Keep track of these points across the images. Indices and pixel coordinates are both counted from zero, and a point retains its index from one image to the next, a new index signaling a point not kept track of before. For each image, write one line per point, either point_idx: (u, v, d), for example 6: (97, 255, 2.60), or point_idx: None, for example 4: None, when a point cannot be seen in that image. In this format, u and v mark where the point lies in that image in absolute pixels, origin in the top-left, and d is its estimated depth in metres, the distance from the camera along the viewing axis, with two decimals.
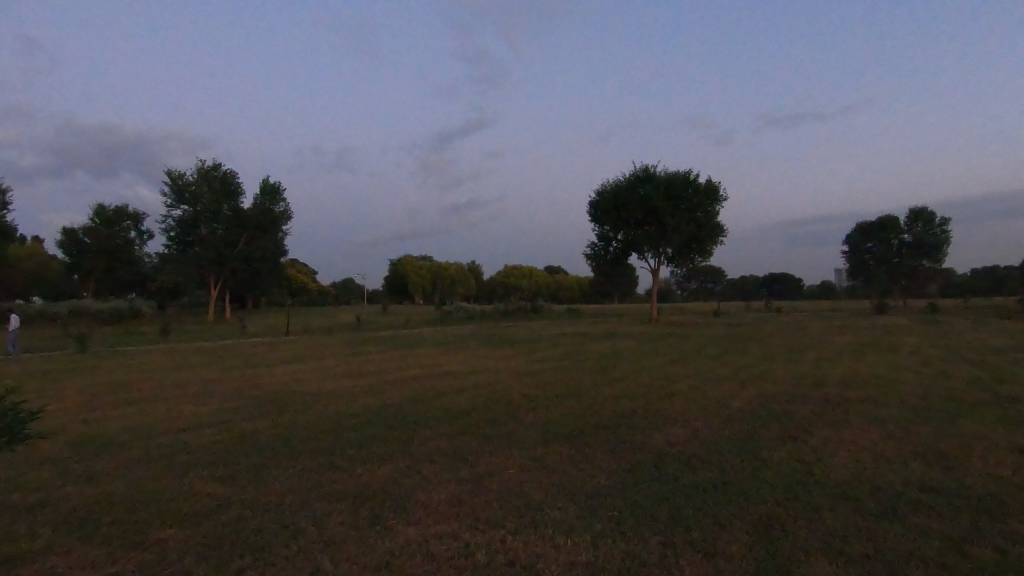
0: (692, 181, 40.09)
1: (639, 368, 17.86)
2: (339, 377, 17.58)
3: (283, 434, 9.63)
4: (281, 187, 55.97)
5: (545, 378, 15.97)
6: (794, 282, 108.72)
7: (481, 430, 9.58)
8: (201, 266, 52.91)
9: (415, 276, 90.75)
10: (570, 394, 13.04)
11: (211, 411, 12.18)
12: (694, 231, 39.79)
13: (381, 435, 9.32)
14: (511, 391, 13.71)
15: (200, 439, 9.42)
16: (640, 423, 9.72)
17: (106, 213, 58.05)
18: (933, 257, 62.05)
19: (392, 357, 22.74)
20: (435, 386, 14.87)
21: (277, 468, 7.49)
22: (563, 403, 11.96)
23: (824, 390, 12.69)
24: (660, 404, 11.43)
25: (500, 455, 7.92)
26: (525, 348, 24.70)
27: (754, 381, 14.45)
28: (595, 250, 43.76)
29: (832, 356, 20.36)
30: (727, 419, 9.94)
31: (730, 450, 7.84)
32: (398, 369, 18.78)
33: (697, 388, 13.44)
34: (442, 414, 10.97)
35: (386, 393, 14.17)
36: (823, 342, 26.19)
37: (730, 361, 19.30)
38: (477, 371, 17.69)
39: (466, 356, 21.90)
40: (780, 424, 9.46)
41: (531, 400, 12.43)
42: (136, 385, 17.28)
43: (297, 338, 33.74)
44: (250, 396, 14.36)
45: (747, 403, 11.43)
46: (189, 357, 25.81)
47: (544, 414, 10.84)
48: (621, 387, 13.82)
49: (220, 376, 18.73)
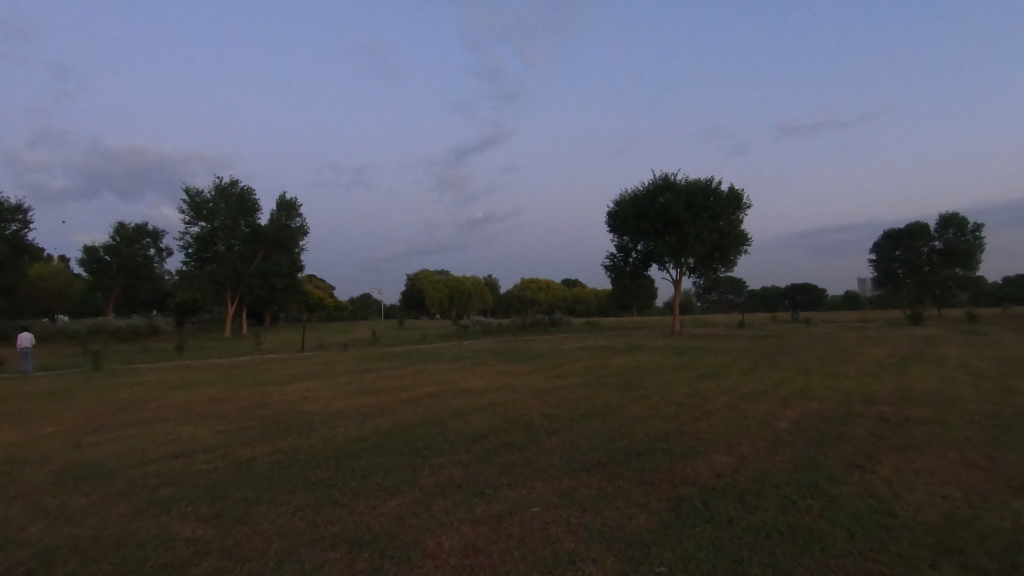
0: (713, 189, 39.01)
1: (667, 385, 16.72)
2: (349, 396, 16.76)
3: (282, 462, 8.81)
4: (297, 203, 56.09)
5: (567, 395, 14.99)
6: (818, 292, 106.07)
7: (499, 456, 8.65)
8: (218, 283, 52.95)
9: (432, 290, 90.17)
10: (595, 414, 12.05)
11: (211, 435, 11.41)
12: (716, 241, 38.58)
13: (387, 463, 8.40)
14: (531, 411, 12.75)
15: (194, 467, 8.65)
16: (676, 447, 8.72)
17: (126, 232, 58.48)
18: (966, 265, 59.84)
19: (406, 374, 21.83)
20: (449, 406, 13.95)
21: (269, 505, 6.64)
22: (587, 424, 10.99)
23: (877, 409, 11.50)
24: (697, 425, 10.37)
25: (521, 488, 6.95)
26: (545, 363, 23.68)
27: (797, 398, 13.26)
28: (614, 261, 42.77)
29: (874, 369, 19.01)
30: (776, 443, 8.87)
31: (788, 483, 6.78)
32: (412, 387, 17.93)
33: (734, 407, 12.32)
34: (458, 438, 10.05)
35: (398, 413, 13.30)
36: (860, 354, 24.76)
37: (765, 376, 18.07)
38: (494, 389, 16.69)
39: (484, 373, 20.94)
40: (838, 449, 8.36)
41: (553, 421, 11.45)
42: (142, 405, 16.67)
43: (312, 355, 33.10)
44: (255, 417, 13.63)
45: (795, 424, 10.32)
46: (200, 375, 25.20)
47: (568, 437, 9.85)
48: (651, 406, 12.75)
49: (228, 395, 18.06)
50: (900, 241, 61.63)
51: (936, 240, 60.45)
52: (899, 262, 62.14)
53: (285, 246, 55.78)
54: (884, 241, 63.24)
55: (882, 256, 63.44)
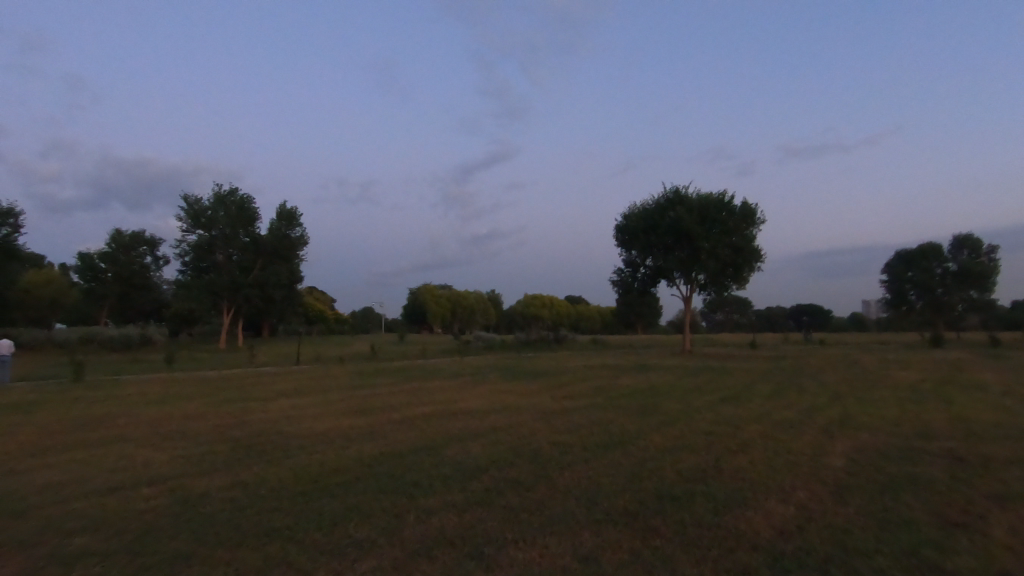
0: (726, 203, 37.60)
1: (688, 408, 15.17)
2: (336, 416, 15.19)
3: (239, 500, 7.29)
4: (298, 212, 54.87)
5: (578, 420, 13.45)
6: (823, 312, 104.38)
7: (504, 499, 7.12)
8: (214, 293, 51.63)
9: (434, 305, 88.69)
10: (614, 443, 10.52)
11: (168, 461, 9.88)
12: (729, 256, 37.16)
13: (365, 506, 6.86)
14: (540, 438, 11.20)
15: (129, 506, 7.08)
16: (718, 490, 7.19)
17: (123, 239, 57.24)
18: (981, 287, 58.27)
19: (401, 392, 20.22)
20: (445, 430, 12.43)
21: (203, 568, 5.11)
22: (605, 455, 9.45)
23: (941, 444, 9.94)
24: (736, 460, 8.84)
25: (531, 548, 5.41)
26: (551, 382, 22.17)
27: (841, 428, 11.69)
28: (621, 277, 41.37)
29: (911, 396, 17.44)
30: (840, 487, 7.33)
31: (878, 551, 5.22)
32: (408, 406, 16.38)
33: (773, 437, 10.74)
34: (452, 471, 8.50)
35: (389, 437, 11.76)
36: (886, 379, 23.15)
37: (792, 401, 16.51)
38: (497, 410, 15.17)
39: (485, 391, 19.38)
40: (921, 497, 6.84)
41: (566, 451, 9.95)
42: (109, 422, 15.14)
43: (307, 368, 31.62)
44: (228, 439, 12.09)
45: (854, 461, 8.77)
46: (184, 389, 23.69)
47: (584, 473, 8.33)
48: (676, 435, 11.23)
49: (207, 412, 16.54)
50: (913, 262, 59.97)
51: (950, 261, 58.91)
52: (911, 283, 60.39)
53: (285, 257, 54.59)
54: (895, 261, 61.65)
55: (893, 277, 61.71)
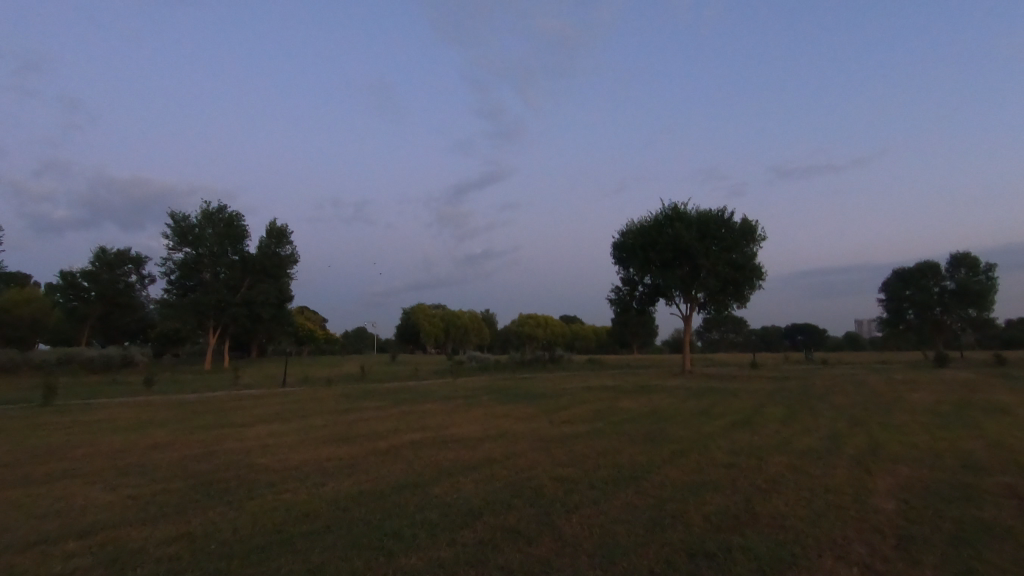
0: (725, 220, 36.80)
1: (700, 436, 14.01)
2: (315, 445, 13.88)
3: (179, 560, 6.03)
4: (288, 230, 53.73)
5: (582, 449, 12.24)
6: (818, 332, 103.74)
7: (503, 557, 5.92)
8: (200, 312, 50.14)
9: (427, 324, 87.27)
10: (625, 479, 9.31)
11: (114, 504, 8.56)
12: (729, 274, 36.25)
13: (333, 569, 5.64)
14: (542, 472, 9.98)
15: (41, 572, 5.80)
16: (759, 546, 6.00)
17: (107, 257, 55.95)
18: (980, 306, 57.12)
19: (390, 417, 18.90)
20: (436, 461, 11.19)
21: None
22: (618, 495, 8.27)
23: (995, 479, 8.87)
24: (770, 501, 7.66)
25: None
26: (550, 405, 20.92)
27: (875, 460, 10.58)
28: (619, 295, 40.31)
29: (935, 420, 16.31)
30: (905, 541, 6.15)
31: None
32: (394, 433, 15.08)
33: (803, 471, 9.61)
34: (439, 517, 7.25)
35: (370, 472, 10.44)
36: (901, 401, 22.04)
37: (809, 426, 15.36)
38: (490, 438, 13.92)
39: (479, 416, 18.05)
40: (1006, 558, 5.70)
41: (572, 489, 8.76)
42: (63, 452, 13.72)
43: (292, 390, 30.21)
44: (189, 475, 10.74)
45: (905, 502, 7.66)
46: (158, 413, 22.23)
47: (594, 519, 7.13)
48: (693, 468, 10.05)
49: (175, 441, 15.14)
50: (910, 280, 59.39)
51: (947, 279, 58.08)
52: (909, 301, 59.52)
53: (274, 275, 53.30)
54: (893, 280, 61.15)
55: (890, 295, 60.93)
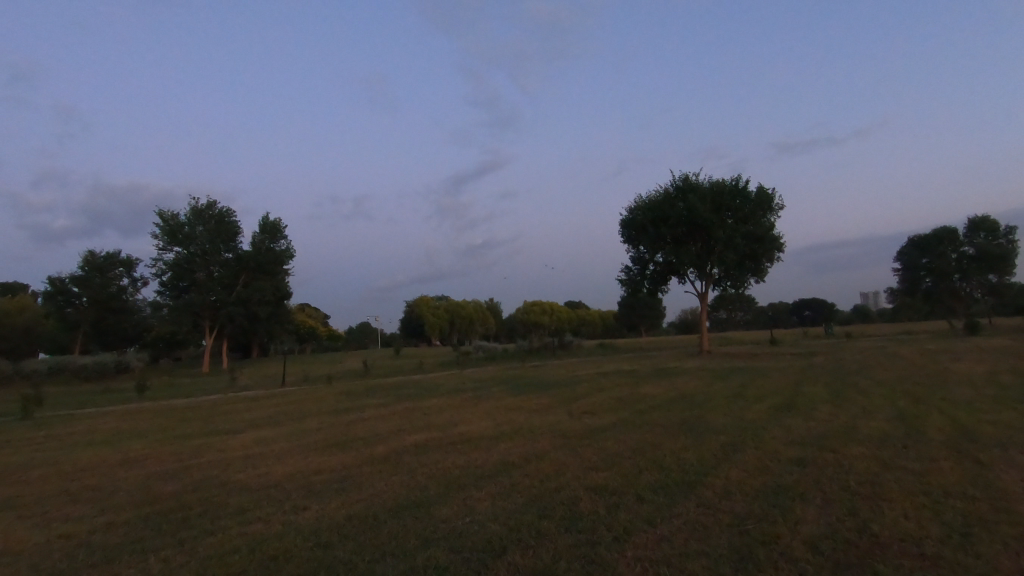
0: (741, 190, 34.60)
1: (746, 423, 12.19)
2: (305, 454, 12.03)
3: None
4: (281, 224, 51.74)
5: (614, 447, 10.38)
6: (826, 306, 101.96)
7: None
8: (195, 313, 48.36)
9: (431, 316, 85.32)
10: (679, 485, 7.44)
11: (31, 551, 6.68)
12: (746, 247, 34.21)
13: None
14: (574, 479, 8.13)
15: None
16: None
17: (96, 261, 53.97)
18: (1001, 270, 54.70)
19: (393, 414, 17.16)
20: (444, 470, 9.37)
21: None
22: (679, 511, 6.41)
23: None
24: (885, 514, 5.80)
25: None
26: (567, 395, 19.12)
27: (976, 446, 8.72)
28: (630, 275, 38.28)
29: (1003, 393, 14.48)
30: None
31: None
32: (394, 435, 13.26)
33: (899, 466, 7.76)
34: (451, 557, 5.44)
35: (364, 488, 8.58)
36: (946, 372, 20.25)
37: (867, 407, 13.48)
38: (506, 435, 12.10)
39: (490, 410, 16.28)
40: None
41: (618, 502, 6.93)
42: (13, 475, 11.92)
43: (290, 390, 28.53)
44: (147, 501, 8.89)
45: None
46: (142, 422, 20.53)
47: (657, 551, 5.31)
48: (756, 467, 8.19)
49: (145, 455, 13.32)
50: (928, 248, 56.61)
51: (966, 245, 55.42)
52: (927, 270, 56.90)
53: (270, 271, 51.51)
54: (909, 249, 58.41)
55: (907, 264, 58.22)
